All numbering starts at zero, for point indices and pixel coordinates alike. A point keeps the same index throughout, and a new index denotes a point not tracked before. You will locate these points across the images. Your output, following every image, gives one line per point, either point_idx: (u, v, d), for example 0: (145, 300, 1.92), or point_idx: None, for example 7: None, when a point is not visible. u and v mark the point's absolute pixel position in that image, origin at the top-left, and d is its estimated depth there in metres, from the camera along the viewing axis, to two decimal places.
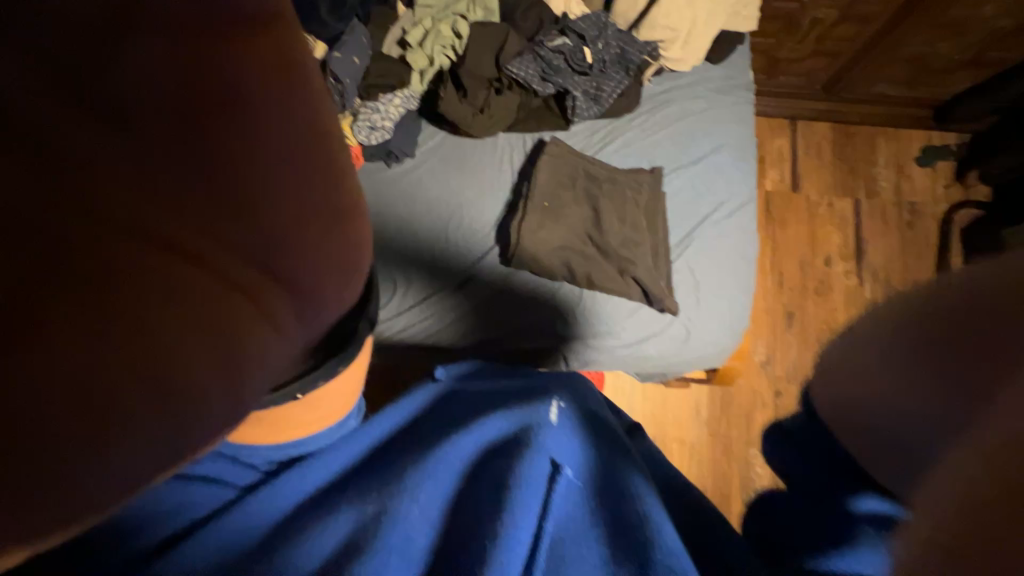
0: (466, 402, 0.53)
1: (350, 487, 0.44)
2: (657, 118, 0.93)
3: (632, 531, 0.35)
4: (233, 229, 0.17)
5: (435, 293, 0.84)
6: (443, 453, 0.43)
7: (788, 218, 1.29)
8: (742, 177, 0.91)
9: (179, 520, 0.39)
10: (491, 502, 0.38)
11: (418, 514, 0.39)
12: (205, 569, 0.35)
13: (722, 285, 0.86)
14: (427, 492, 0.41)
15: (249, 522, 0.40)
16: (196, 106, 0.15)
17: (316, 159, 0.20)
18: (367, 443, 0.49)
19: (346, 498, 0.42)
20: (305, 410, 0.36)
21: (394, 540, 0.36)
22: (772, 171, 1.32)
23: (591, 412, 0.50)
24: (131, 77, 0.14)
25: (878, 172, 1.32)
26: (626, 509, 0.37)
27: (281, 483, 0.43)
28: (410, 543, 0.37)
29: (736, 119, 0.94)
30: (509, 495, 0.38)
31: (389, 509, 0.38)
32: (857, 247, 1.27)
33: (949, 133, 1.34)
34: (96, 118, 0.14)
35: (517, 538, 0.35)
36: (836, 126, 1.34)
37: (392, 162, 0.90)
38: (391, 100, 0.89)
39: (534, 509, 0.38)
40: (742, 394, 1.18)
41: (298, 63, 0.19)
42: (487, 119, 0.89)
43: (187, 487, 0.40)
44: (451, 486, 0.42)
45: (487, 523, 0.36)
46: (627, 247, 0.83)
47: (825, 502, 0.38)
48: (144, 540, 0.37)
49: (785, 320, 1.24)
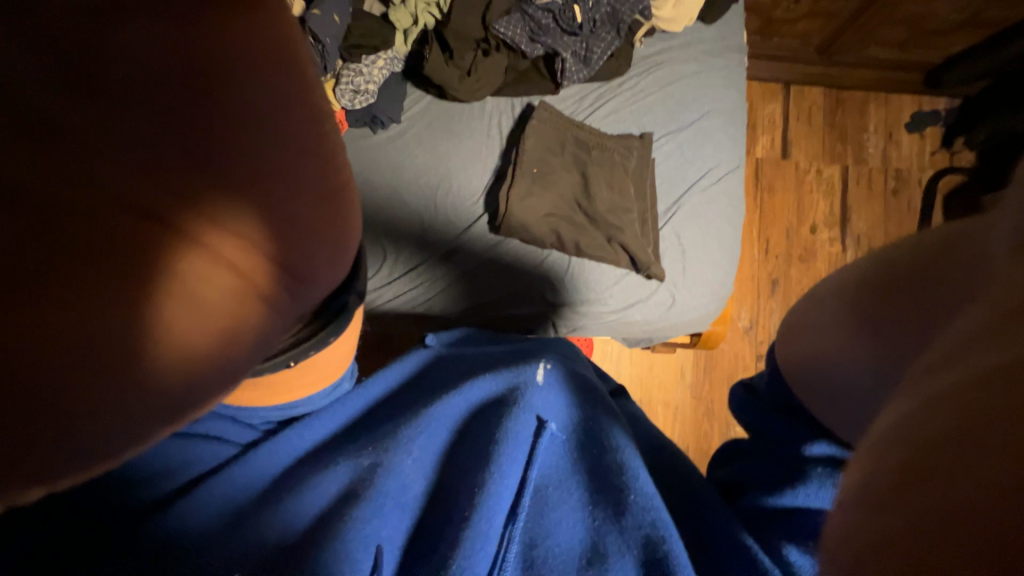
0: (457, 367, 0.55)
1: (349, 443, 0.46)
2: (647, 81, 0.92)
3: (609, 480, 0.40)
4: (210, 200, 0.20)
5: (424, 262, 0.84)
6: (436, 410, 0.45)
7: (776, 185, 1.30)
8: (731, 143, 0.91)
9: (181, 477, 0.40)
10: (482, 454, 0.42)
11: (412, 466, 0.42)
12: (218, 520, 0.38)
13: (708, 251, 0.87)
14: (420, 446, 0.43)
15: (250, 478, 0.42)
16: (175, 95, 0.19)
17: (296, 139, 0.22)
18: (363, 403, 0.51)
19: (345, 452, 0.44)
20: (299, 374, 0.37)
21: (389, 487, 0.40)
22: (762, 137, 1.31)
23: (578, 373, 0.52)
24: (123, 75, 0.18)
25: (867, 138, 1.32)
26: (605, 462, 0.41)
27: (278, 442, 0.44)
28: (405, 490, 0.41)
29: (727, 82, 0.92)
30: (498, 448, 0.41)
31: (384, 461, 0.41)
32: (843, 214, 1.29)
33: (939, 98, 1.34)
34: (90, 101, 0.18)
35: (504, 485, 0.39)
36: (829, 91, 1.33)
37: (377, 127, 0.88)
38: (374, 62, 0.85)
39: (520, 459, 0.41)
40: (725, 358, 1.22)
41: (280, 46, 0.21)
42: (474, 83, 0.86)
43: (186, 446, 0.41)
44: (443, 442, 0.46)
45: (478, 473, 0.40)
46: (616, 215, 0.83)
47: (787, 451, 0.39)
48: (150, 491, 0.39)
49: (770, 286, 1.27)
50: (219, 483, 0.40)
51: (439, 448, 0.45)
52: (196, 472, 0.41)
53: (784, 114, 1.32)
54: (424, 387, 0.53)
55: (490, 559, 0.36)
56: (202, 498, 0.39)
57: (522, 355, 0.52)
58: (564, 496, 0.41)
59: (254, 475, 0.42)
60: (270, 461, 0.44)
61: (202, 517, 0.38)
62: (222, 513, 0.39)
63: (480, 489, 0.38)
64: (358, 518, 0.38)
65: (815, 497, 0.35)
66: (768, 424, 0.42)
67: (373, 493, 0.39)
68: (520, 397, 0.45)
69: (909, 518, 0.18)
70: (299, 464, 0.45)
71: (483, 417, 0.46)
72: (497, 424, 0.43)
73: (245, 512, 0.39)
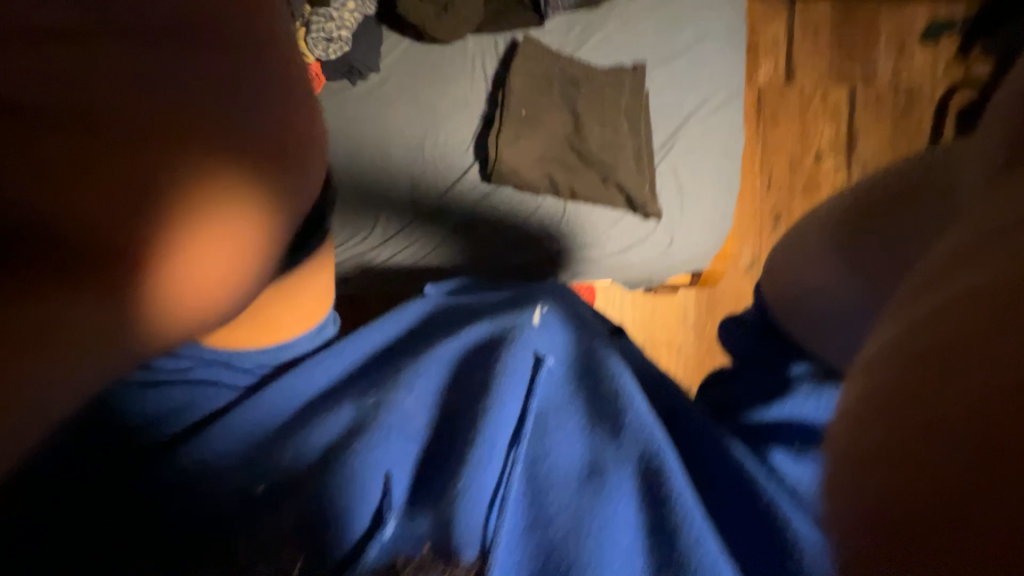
0: (459, 314, 0.55)
1: (353, 387, 0.48)
2: (637, 6, 0.86)
3: (604, 408, 0.43)
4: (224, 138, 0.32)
5: (419, 216, 0.83)
6: (436, 352, 0.48)
7: (779, 114, 1.24)
8: (730, 68, 0.86)
9: (185, 419, 0.44)
10: (481, 388, 0.45)
11: (415, 403, 0.45)
12: (234, 454, 0.42)
13: (707, 186, 0.85)
14: (420, 386, 0.46)
15: (259, 419, 0.44)
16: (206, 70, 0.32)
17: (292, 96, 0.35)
18: (365, 351, 0.51)
19: (349, 396, 0.46)
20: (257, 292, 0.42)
21: (393, 421, 0.43)
22: (764, 63, 1.24)
23: (577, 311, 0.53)
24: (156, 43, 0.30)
25: (877, 55, 1.24)
26: (601, 393, 0.43)
27: (281, 388, 0.46)
28: (410, 422, 0.44)
29: (723, 0, 0.86)
30: (496, 383, 0.44)
31: (385, 401, 0.44)
32: (849, 140, 1.24)
33: (958, 4, 1.23)
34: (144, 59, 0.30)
35: (504, 415, 0.42)
36: (836, 4, 1.23)
37: (356, 79, 0.84)
38: (345, 4, 0.81)
39: (519, 392, 0.44)
40: (728, 296, 1.23)
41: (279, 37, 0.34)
42: (454, 20, 0.82)
43: (183, 392, 0.44)
44: (442, 378, 0.47)
45: (478, 405, 0.43)
46: (609, 152, 0.81)
47: (772, 369, 0.43)
48: (161, 431, 0.43)
49: (773, 221, 1.24)
50: (232, 423, 0.43)
51: (439, 384, 0.47)
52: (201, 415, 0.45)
53: (788, 34, 1.23)
54: (426, 334, 0.54)
55: (495, 475, 0.40)
56: (218, 435, 0.42)
57: (520, 298, 0.53)
58: (563, 421, 0.43)
59: (266, 416, 0.45)
60: (281, 404, 0.46)
61: (219, 449, 0.42)
62: (240, 446, 0.43)
63: (482, 419, 0.42)
64: (367, 447, 0.41)
65: (807, 408, 0.40)
66: (753, 351, 0.45)
67: (379, 428, 0.42)
68: (513, 336, 0.47)
69: (951, 446, 0.19)
70: (310, 407, 0.46)
71: (480, 355, 0.48)
72: (494, 363, 0.45)
73: (261, 447, 0.43)
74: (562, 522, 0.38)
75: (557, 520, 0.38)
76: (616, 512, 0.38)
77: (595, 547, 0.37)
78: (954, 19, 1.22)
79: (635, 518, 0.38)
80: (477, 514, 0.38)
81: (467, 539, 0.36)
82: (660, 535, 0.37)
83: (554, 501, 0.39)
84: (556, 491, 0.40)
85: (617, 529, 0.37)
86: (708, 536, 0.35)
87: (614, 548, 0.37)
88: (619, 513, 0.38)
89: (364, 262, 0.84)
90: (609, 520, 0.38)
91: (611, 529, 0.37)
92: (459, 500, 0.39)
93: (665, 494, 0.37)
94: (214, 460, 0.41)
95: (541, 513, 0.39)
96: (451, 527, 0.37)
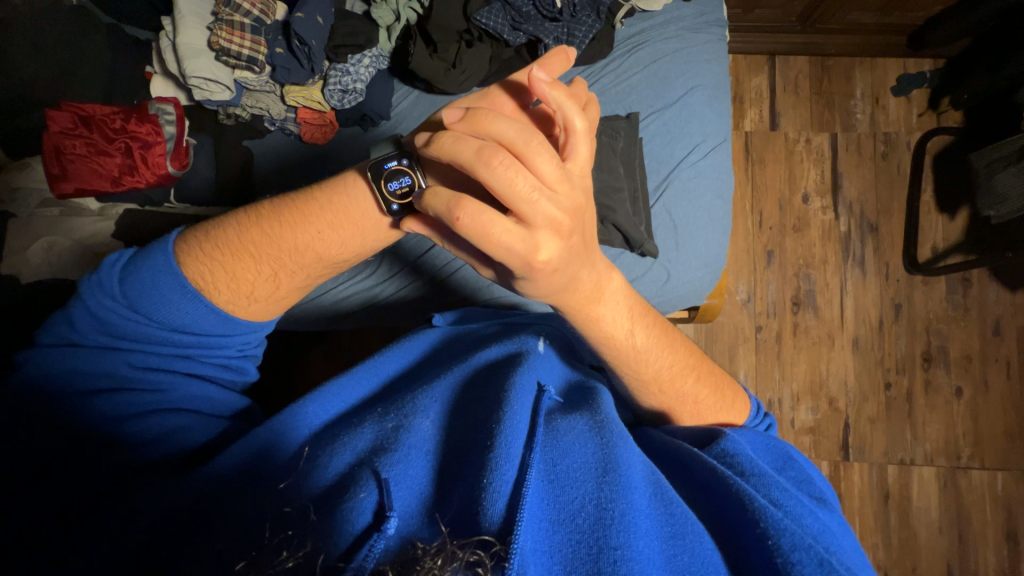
0: (463, 344, 0.67)
1: (368, 407, 0.58)
2: (632, 60, 0.92)
3: (604, 420, 0.53)
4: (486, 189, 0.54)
5: (425, 252, 0.89)
6: (445, 379, 0.58)
7: (766, 158, 1.31)
8: (718, 118, 0.91)
9: (182, 444, 0.52)
10: (496, 402, 0.53)
11: (431, 424, 0.53)
12: (237, 466, 0.49)
13: (700, 225, 0.90)
14: (433, 411, 0.54)
15: (295, 432, 0.53)
16: None
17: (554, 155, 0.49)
18: (377, 379, 0.62)
19: (369, 417, 0.54)
20: (263, 239, 0.55)
21: (412, 440, 0.51)
22: (750, 111, 1.32)
23: (558, 347, 0.67)
24: None
25: (855, 104, 1.33)
26: (598, 411, 0.55)
27: (313, 402, 0.56)
28: (424, 442, 0.52)
29: (709, 56, 0.92)
30: (511, 400, 0.53)
31: (406, 424, 0.52)
32: (834, 182, 1.31)
33: (925, 58, 1.32)
34: None
35: (515, 430, 0.50)
36: (813, 59, 1.33)
37: (367, 125, 0.93)
38: (360, 61, 0.88)
39: (528, 406, 0.53)
40: (724, 331, 1.28)
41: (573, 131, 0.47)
42: (460, 74, 0.87)
43: (166, 416, 0.52)
44: (449, 397, 0.57)
45: (496, 416, 0.51)
46: (607, 195, 0.86)
47: None
48: (150, 455, 0.50)
49: (766, 258, 1.29)
50: (250, 437, 0.51)
51: (448, 404, 0.56)
52: (201, 443, 0.53)
53: (770, 86, 1.33)
54: (432, 363, 0.65)
55: (514, 469, 0.46)
56: (229, 448, 0.50)
57: (510, 332, 0.66)
58: (573, 426, 0.53)
59: (282, 434, 0.52)
60: (303, 422, 0.55)
61: (228, 462, 0.49)
62: (252, 458, 0.50)
63: (499, 424, 0.50)
64: (390, 461, 0.48)
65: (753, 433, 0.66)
66: None
67: (401, 446, 0.50)
68: (526, 359, 0.59)
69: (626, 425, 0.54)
70: (326, 426, 0.56)
71: (484, 375, 0.59)
72: (507, 379, 0.56)
73: (299, 460, 0.50)
74: (588, 512, 0.44)
75: (582, 512, 0.44)
76: (633, 502, 0.45)
77: (621, 532, 0.42)
78: (922, 73, 1.31)
79: (650, 511, 0.46)
80: (501, 503, 0.42)
81: (491, 517, 0.41)
82: (669, 525, 0.45)
83: (574, 496, 0.45)
84: (577, 487, 0.46)
85: (637, 516, 0.44)
86: (704, 533, 0.46)
87: (637, 532, 0.43)
88: (637, 503, 0.45)
89: (373, 296, 0.89)
90: (629, 508, 0.44)
91: (632, 516, 0.43)
92: (487, 495, 0.43)
93: (669, 497, 0.48)
94: (224, 474, 0.49)
95: (565, 507, 0.44)
96: (481, 516, 0.42)
